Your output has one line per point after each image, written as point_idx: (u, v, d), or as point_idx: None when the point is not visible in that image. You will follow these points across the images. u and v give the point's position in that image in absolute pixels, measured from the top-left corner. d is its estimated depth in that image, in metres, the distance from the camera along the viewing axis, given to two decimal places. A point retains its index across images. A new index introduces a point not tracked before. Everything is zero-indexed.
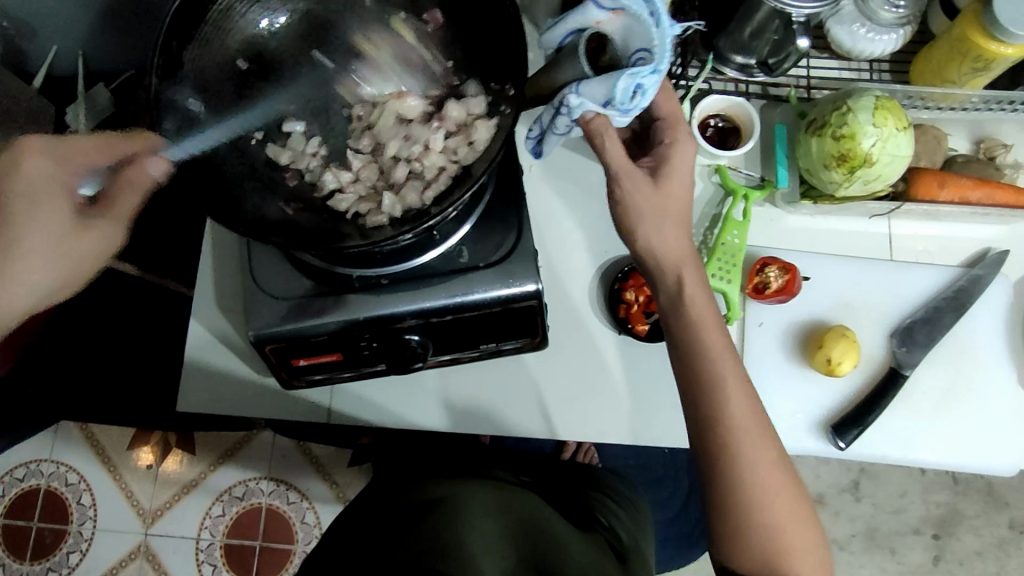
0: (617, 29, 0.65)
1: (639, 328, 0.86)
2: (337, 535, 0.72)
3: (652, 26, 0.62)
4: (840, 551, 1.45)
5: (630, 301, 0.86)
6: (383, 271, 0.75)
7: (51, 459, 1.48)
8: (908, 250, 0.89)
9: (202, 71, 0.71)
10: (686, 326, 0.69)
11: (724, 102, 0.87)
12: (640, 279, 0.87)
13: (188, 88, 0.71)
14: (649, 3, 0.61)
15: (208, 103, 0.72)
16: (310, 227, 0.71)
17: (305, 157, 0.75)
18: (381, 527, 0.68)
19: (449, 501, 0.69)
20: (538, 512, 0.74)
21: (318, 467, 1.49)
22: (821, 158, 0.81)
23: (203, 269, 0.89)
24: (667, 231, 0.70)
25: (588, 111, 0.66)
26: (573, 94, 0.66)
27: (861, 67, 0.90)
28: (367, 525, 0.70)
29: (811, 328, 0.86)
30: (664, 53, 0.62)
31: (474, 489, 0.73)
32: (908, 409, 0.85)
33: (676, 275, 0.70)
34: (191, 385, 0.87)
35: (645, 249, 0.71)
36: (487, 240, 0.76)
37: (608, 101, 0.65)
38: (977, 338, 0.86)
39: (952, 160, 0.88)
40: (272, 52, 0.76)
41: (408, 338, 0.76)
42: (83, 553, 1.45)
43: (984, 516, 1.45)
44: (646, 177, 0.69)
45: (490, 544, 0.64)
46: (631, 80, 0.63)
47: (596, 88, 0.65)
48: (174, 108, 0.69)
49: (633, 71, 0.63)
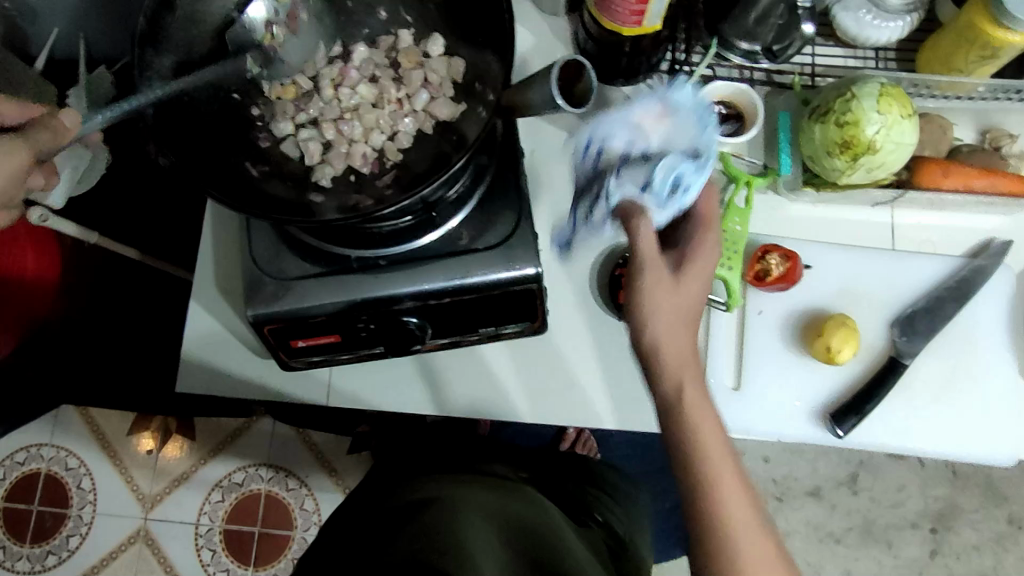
0: (658, 130, 0.75)
1: None
2: (335, 532, 0.72)
3: (700, 129, 0.74)
4: (835, 544, 1.45)
5: None
6: (382, 252, 0.75)
7: (52, 443, 1.48)
8: (909, 239, 0.88)
9: (187, 38, 0.71)
10: (679, 394, 0.64)
11: (728, 90, 0.87)
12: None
13: (173, 56, 0.70)
14: (694, 112, 0.75)
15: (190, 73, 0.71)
16: (266, 194, 0.71)
17: (275, 115, 0.75)
18: (378, 525, 0.67)
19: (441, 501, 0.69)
20: (538, 511, 0.74)
21: (317, 453, 1.49)
22: (824, 145, 0.80)
23: (203, 252, 0.89)
24: (670, 316, 0.65)
25: (627, 195, 0.72)
26: (614, 177, 0.75)
27: (866, 55, 0.89)
28: (364, 522, 0.69)
29: (812, 317, 0.85)
30: (709, 156, 0.72)
31: (465, 490, 0.73)
32: (908, 399, 0.84)
33: (678, 378, 0.64)
34: (187, 370, 0.87)
35: (649, 344, 0.65)
36: (487, 223, 0.76)
37: (647, 187, 0.72)
38: (980, 328, 0.85)
39: (956, 150, 0.87)
40: None
41: (405, 320, 0.76)
42: (83, 537, 1.45)
43: (982, 510, 1.45)
44: (671, 277, 0.65)
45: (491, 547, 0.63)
46: (673, 172, 0.71)
47: (638, 173, 0.74)
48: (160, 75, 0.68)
49: (677, 162, 0.72)
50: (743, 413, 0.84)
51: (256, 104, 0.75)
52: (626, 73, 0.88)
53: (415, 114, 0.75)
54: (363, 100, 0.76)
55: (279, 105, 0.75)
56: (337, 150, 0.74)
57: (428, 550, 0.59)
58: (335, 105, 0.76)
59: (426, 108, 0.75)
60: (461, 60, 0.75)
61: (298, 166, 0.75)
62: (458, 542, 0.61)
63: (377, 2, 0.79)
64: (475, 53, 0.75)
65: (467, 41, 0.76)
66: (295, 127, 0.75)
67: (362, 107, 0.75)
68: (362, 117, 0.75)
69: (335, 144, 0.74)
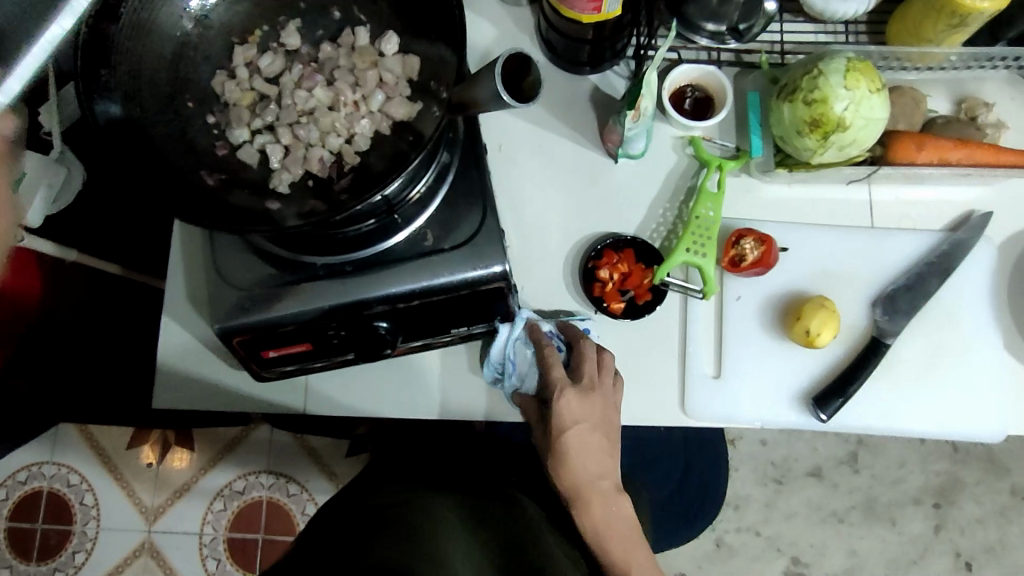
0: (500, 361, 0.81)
1: (615, 306, 0.82)
2: (311, 529, 0.74)
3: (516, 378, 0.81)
4: (839, 523, 1.44)
5: (605, 279, 0.82)
6: (348, 257, 0.74)
7: (52, 461, 1.48)
8: (888, 215, 0.86)
9: (136, 49, 0.70)
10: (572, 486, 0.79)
11: (693, 72, 0.85)
12: (614, 256, 0.83)
13: (122, 71, 0.68)
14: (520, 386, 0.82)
15: (143, 86, 0.71)
16: (221, 204, 0.70)
17: (230, 123, 0.74)
18: (349, 518, 0.68)
19: (414, 505, 0.70)
20: (514, 519, 0.75)
21: (315, 458, 1.48)
22: (794, 124, 0.79)
23: (176, 264, 0.87)
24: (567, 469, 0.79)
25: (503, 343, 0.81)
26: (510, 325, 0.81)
27: (836, 29, 0.87)
28: (338, 516, 0.71)
29: (791, 301, 0.84)
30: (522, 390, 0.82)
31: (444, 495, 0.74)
32: (894, 379, 0.83)
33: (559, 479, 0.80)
34: (169, 384, 0.86)
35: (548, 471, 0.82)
36: (453, 222, 0.74)
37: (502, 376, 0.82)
38: (963, 302, 0.84)
39: (931, 122, 0.85)
40: (216, 23, 0.77)
41: (376, 326, 0.75)
42: (89, 552, 1.46)
43: (984, 483, 1.44)
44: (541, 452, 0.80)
45: (462, 554, 0.65)
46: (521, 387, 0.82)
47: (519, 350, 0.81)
48: (108, 90, 0.67)
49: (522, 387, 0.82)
50: (725, 400, 0.83)
51: (212, 111, 0.75)
52: (591, 61, 0.86)
53: (370, 115, 0.74)
54: (316, 104, 0.74)
55: (232, 112, 0.74)
56: (293, 155, 0.73)
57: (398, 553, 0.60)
58: (288, 109, 0.74)
59: (382, 108, 0.74)
60: (416, 56, 0.74)
61: (257, 173, 0.73)
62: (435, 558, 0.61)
63: (331, 1, 0.78)
64: (431, 50, 0.74)
65: (423, 38, 0.74)
66: (250, 134, 0.74)
67: (315, 111, 0.74)
68: (316, 120, 0.74)
69: (290, 150, 0.73)
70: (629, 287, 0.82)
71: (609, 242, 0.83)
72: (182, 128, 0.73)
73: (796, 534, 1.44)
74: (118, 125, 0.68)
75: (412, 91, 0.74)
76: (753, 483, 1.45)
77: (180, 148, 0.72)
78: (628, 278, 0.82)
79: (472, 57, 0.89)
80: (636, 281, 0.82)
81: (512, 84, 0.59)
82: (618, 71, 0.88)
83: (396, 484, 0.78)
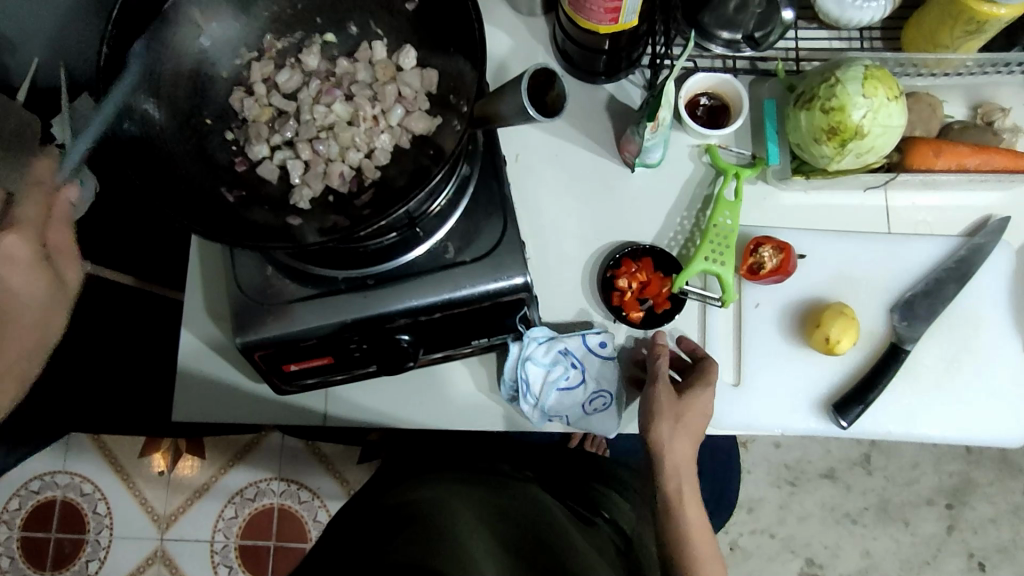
0: (513, 380, 0.82)
1: (634, 315, 0.82)
2: (329, 536, 0.72)
3: (528, 398, 0.81)
4: (852, 524, 1.44)
5: (624, 288, 0.83)
6: (369, 271, 0.74)
7: (65, 469, 1.48)
8: (905, 221, 0.86)
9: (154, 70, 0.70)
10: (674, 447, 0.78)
11: (710, 80, 0.85)
12: (632, 265, 0.83)
13: (144, 92, 0.69)
14: (534, 407, 0.81)
15: (162, 105, 0.71)
16: (242, 222, 0.70)
17: (248, 139, 0.75)
18: (370, 522, 0.67)
19: (437, 501, 0.68)
20: (538, 510, 0.74)
21: (327, 464, 1.48)
22: (811, 132, 0.79)
23: (192, 276, 0.88)
24: (681, 445, 0.78)
25: (515, 362, 0.81)
26: (520, 344, 0.81)
27: (850, 36, 0.87)
28: (359, 521, 0.69)
29: (809, 308, 0.84)
30: (538, 412, 0.81)
31: (467, 490, 0.73)
32: (912, 383, 0.83)
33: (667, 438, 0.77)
34: (187, 395, 0.86)
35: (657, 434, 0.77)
36: (474, 234, 0.75)
37: (518, 395, 0.82)
38: (980, 307, 0.84)
39: (948, 127, 0.85)
40: (237, 41, 0.77)
41: (398, 338, 0.75)
42: (102, 561, 1.46)
43: (998, 483, 1.43)
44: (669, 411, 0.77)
45: (493, 546, 0.63)
46: (535, 409, 0.81)
47: (531, 371, 0.80)
48: (130, 112, 0.67)
49: (536, 408, 0.81)
50: (744, 407, 0.83)
51: (230, 128, 0.75)
52: (607, 70, 0.86)
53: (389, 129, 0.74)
54: (336, 119, 0.75)
55: (251, 128, 0.75)
56: (313, 171, 0.73)
57: (428, 546, 0.58)
58: (309, 124, 0.75)
59: (400, 122, 0.74)
60: (434, 70, 0.75)
61: (277, 189, 0.74)
62: (460, 544, 0.59)
63: (348, 16, 0.78)
64: (449, 64, 0.74)
65: (441, 51, 0.75)
66: (271, 150, 0.75)
67: (335, 127, 0.75)
68: (335, 136, 0.74)
69: (310, 166, 0.74)
70: (647, 295, 0.83)
71: (626, 250, 0.83)
72: (200, 145, 0.73)
73: (809, 535, 1.44)
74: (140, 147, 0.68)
75: (432, 104, 0.75)
76: (765, 485, 1.45)
77: (199, 163, 0.72)
78: (647, 287, 0.83)
79: (488, 67, 0.89)
80: (654, 290, 0.82)
81: (536, 98, 0.59)
82: (633, 80, 0.88)
83: (416, 484, 0.76)
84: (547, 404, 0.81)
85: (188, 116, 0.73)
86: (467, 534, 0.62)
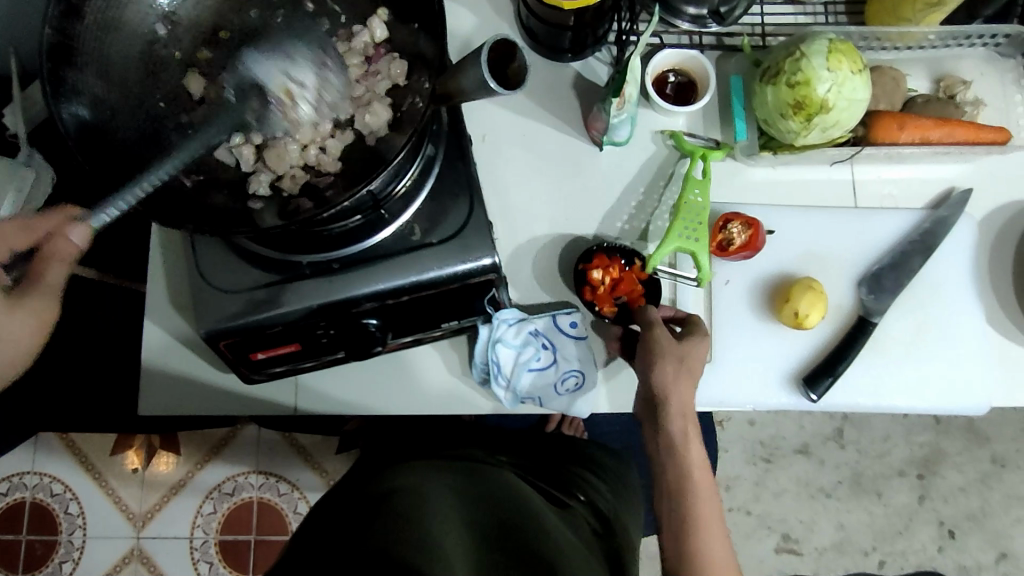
0: (485, 362, 0.81)
1: (606, 309, 0.81)
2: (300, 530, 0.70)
3: (500, 378, 0.81)
4: (827, 498, 1.47)
5: (597, 282, 0.80)
6: (334, 255, 0.72)
7: (34, 471, 1.45)
8: (871, 195, 0.87)
9: (102, 49, 0.68)
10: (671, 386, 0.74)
11: (676, 56, 0.84)
12: (606, 259, 0.81)
13: (90, 71, 0.67)
14: (505, 387, 0.81)
15: (113, 87, 0.69)
16: (199, 206, 0.68)
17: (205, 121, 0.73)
18: (343, 514, 0.65)
19: (409, 489, 0.67)
20: (511, 490, 0.73)
21: (305, 456, 1.47)
22: (778, 107, 0.79)
23: (154, 268, 0.85)
24: (685, 393, 0.75)
25: (486, 343, 0.81)
26: (490, 325, 0.80)
27: (815, 10, 0.87)
28: (331, 513, 0.68)
29: (778, 283, 0.85)
30: (511, 392, 0.81)
31: (439, 476, 0.72)
32: (880, 355, 0.84)
33: (670, 373, 0.74)
34: (153, 390, 0.84)
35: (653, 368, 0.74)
36: (441, 215, 0.73)
37: (488, 375, 0.81)
38: (945, 280, 0.85)
39: (911, 101, 0.85)
40: (184, 20, 0.75)
41: (366, 323, 0.74)
42: (76, 561, 1.43)
43: (965, 453, 1.47)
44: (670, 349, 0.75)
45: (468, 533, 0.62)
46: (508, 389, 0.81)
47: (503, 353, 0.80)
48: (77, 92, 0.65)
49: (509, 389, 0.81)
50: (716, 383, 0.83)
51: (185, 110, 0.73)
52: (573, 47, 0.85)
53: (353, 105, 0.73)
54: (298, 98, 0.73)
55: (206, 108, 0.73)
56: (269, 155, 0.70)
57: (404, 539, 0.57)
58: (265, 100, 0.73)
59: (363, 98, 0.73)
60: (396, 50, 0.73)
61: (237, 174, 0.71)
62: (435, 536, 0.58)
63: None
64: (412, 42, 0.72)
65: (404, 27, 0.73)
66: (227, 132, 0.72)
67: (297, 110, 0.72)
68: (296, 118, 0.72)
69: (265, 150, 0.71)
70: (621, 293, 0.81)
71: (599, 243, 0.81)
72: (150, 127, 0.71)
73: (786, 510, 1.46)
74: (90, 129, 0.67)
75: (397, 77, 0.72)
76: (742, 463, 1.47)
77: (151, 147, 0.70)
78: (621, 282, 0.81)
79: (453, 46, 0.87)
80: (628, 288, 0.80)
81: (497, 71, 0.58)
82: (600, 58, 0.87)
83: (389, 472, 0.75)
84: (517, 385, 0.81)
85: (140, 99, 0.71)
86: (442, 530, 0.61)
